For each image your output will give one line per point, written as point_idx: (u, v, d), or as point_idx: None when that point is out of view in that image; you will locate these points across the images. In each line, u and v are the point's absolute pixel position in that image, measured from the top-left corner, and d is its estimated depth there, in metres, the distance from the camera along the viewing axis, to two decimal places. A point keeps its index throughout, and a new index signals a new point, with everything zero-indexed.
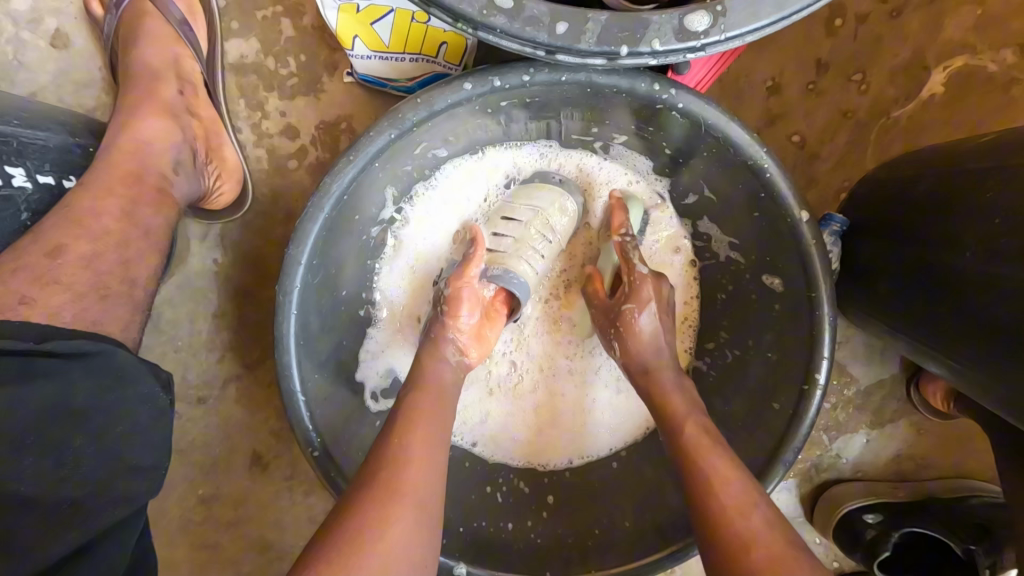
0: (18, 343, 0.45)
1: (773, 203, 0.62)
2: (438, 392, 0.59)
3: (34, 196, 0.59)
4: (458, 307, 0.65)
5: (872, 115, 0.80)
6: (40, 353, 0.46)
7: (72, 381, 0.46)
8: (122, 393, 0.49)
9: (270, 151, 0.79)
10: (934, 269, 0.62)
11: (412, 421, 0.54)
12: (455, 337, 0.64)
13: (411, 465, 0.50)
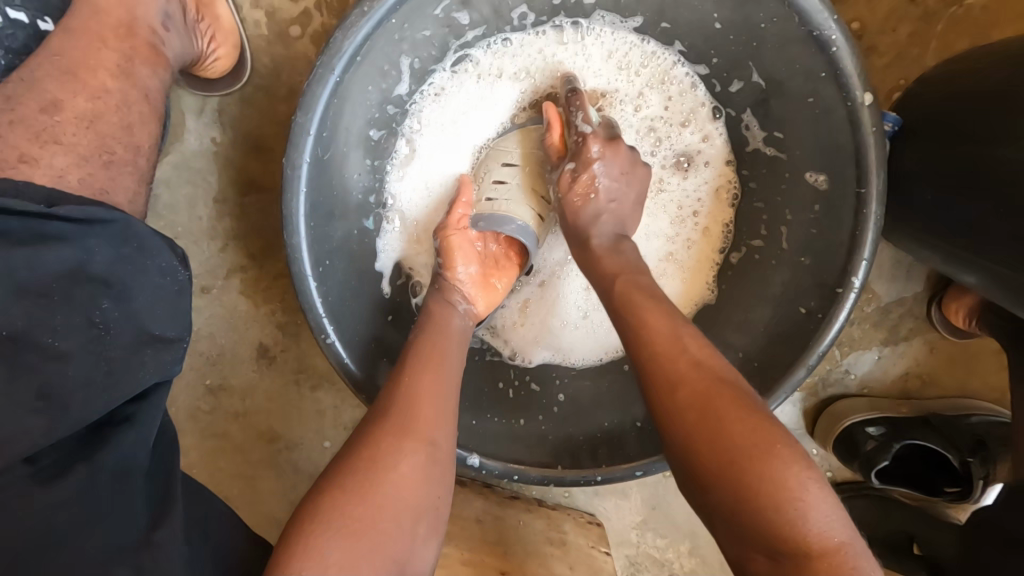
0: (25, 204, 0.40)
1: (834, 84, 0.56)
2: (447, 337, 0.61)
3: (7, 32, 0.55)
4: (452, 257, 0.67)
5: (938, 3, 0.72)
6: (48, 217, 0.41)
7: (88, 246, 0.42)
8: (139, 264, 0.45)
9: (270, 14, 0.71)
10: (994, 167, 0.58)
11: (423, 366, 0.56)
12: (459, 288, 0.67)
13: (422, 405, 0.53)
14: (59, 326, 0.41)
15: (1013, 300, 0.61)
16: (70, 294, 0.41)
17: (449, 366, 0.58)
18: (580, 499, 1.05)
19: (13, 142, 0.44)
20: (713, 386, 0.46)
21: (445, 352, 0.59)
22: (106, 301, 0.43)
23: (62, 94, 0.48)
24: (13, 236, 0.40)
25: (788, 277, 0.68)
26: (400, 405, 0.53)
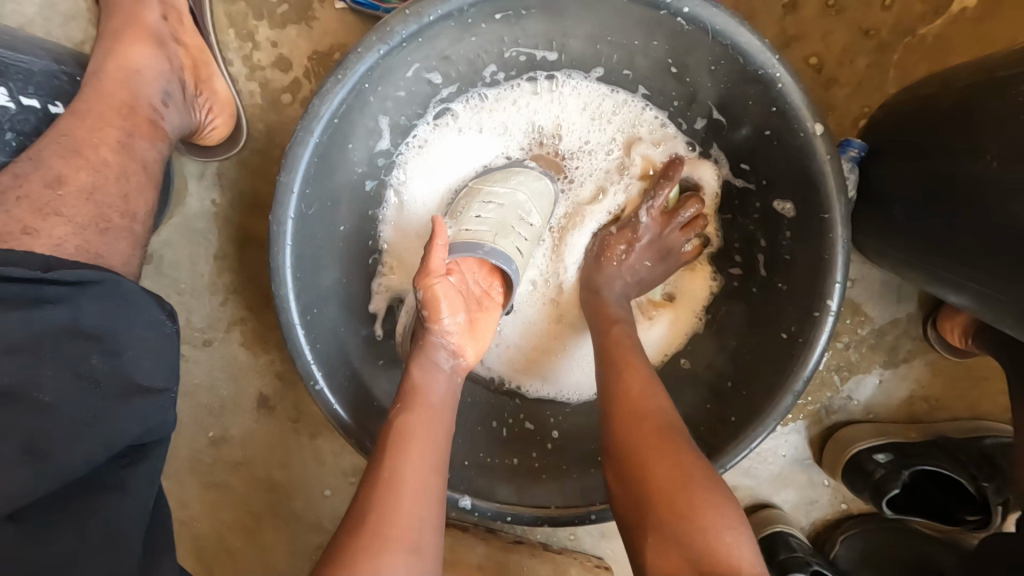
0: (20, 271, 0.44)
1: (783, 116, 0.59)
2: (431, 407, 0.56)
3: (19, 117, 0.60)
4: (437, 310, 0.59)
5: (894, 34, 0.75)
6: (45, 281, 0.45)
7: (81, 308, 0.45)
8: (129, 319, 0.48)
9: (263, 85, 0.77)
10: (954, 181, 0.59)
11: (403, 441, 0.52)
12: (445, 341, 0.60)
13: (403, 500, 0.49)
14: (49, 380, 0.43)
15: (994, 315, 0.61)
16: (63, 348, 0.44)
17: (433, 450, 0.53)
18: (586, 543, 1.02)
19: (18, 215, 0.49)
20: (639, 437, 0.49)
21: (427, 431, 0.54)
22: (99, 357, 0.46)
23: (65, 170, 0.53)
24: (17, 299, 0.43)
25: (768, 304, 0.70)
26: (378, 511, 0.48)
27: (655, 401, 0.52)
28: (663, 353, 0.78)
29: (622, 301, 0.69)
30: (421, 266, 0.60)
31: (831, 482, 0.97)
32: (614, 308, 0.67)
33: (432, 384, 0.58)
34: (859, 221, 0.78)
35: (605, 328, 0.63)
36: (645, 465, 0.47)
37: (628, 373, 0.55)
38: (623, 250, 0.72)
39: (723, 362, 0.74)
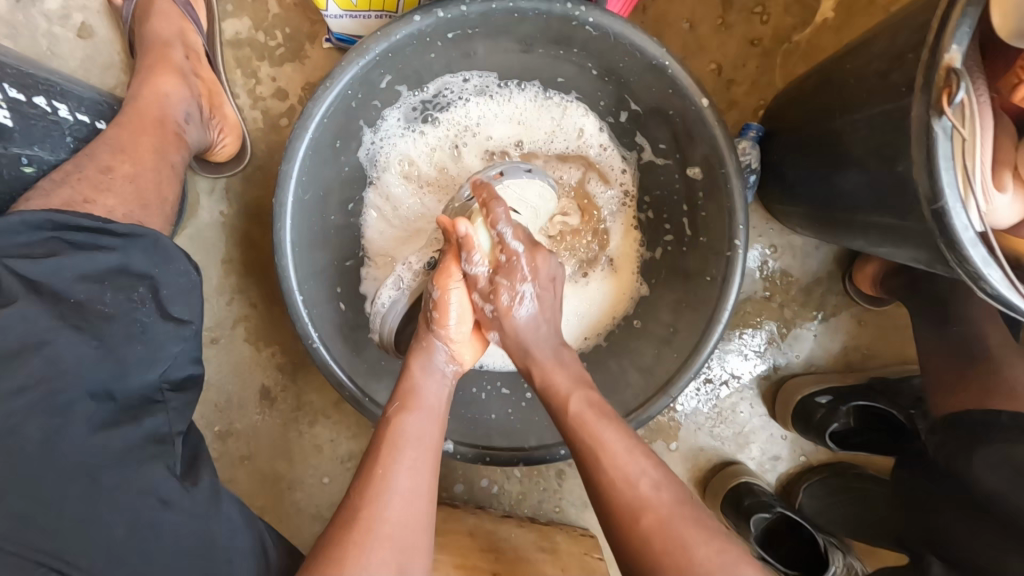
0: (89, 220, 0.56)
1: (680, 96, 0.74)
2: (420, 411, 0.66)
3: (76, 127, 0.70)
4: (444, 316, 0.75)
5: (775, 42, 0.93)
6: (105, 230, 0.57)
7: (132, 253, 0.57)
8: (164, 266, 0.59)
9: (265, 112, 0.93)
10: (819, 138, 0.75)
11: (394, 449, 0.61)
12: (444, 346, 0.75)
13: (394, 501, 0.57)
14: (108, 301, 0.54)
15: (871, 243, 0.74)
16: (116, 284, 0.56)
17: (424, 452, 0.62)
18: (571, 515, 1.09)
19: (79, 193, 0.61)
20: (633, 517, 0.57)
21: (413, 432, 0.64)
22: (143, 291, 0.57)
23: (114, 163, 0.66)
24: (80, 245, 0.55)
25: (693, 259, 0.84)
26: (366, 510, 0.56)
27: (642, 480, 0.59)
28: (611, 316, 0.94)
29: (553, 355, 0.73)
30: (444, 271, 0.75)
31: (787, 435, 1.07)
32: (560, 377, 0.70)
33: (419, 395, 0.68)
34: (765, 194, 0.94)
35: (562, 402, 0.67)
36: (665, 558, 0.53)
37: (604, 436, 0.63)
38: (490, 310, 0.76)
39: (667, 313, 0.87)
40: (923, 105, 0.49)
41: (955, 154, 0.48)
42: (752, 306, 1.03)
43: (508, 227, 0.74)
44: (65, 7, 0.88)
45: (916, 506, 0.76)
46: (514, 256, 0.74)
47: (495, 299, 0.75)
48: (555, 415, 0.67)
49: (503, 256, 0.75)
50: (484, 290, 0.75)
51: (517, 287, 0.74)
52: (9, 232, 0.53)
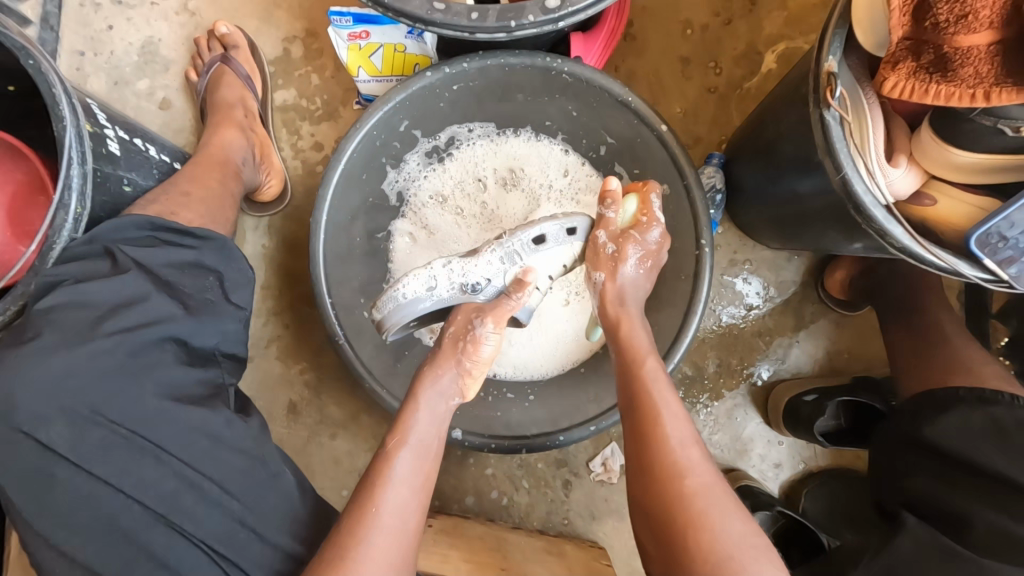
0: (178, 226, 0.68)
1: (644, 125, 0.90)
2: (431, 441, 0.69)
3: (159, 166, 0.85)
4: (478, 346, 0.76)
5: (729, 89, 1.11)
6: (188, 234, 0.68)
7: (205, 253, 0.68)
8: (231, 266, 0.70)
9: (304, 162, 1.11)
10: (763, 155, 0.89)
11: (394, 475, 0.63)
12: (467, 368, 0.76)
13: (387, 531, 0.59)
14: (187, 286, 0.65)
15: (823, 239, 0.86)
16: (190, 273, 0.66)
17: (415, 491, 0.63)
18: (580, 528, 1.11)
19: (166, 208, 0.74)
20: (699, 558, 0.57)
21: (391, 500, 0.61)
22: (211, 283, 0.68)
23: (190, 190, 0.80)
24: (170, 243, 0.67)
25: (670, 263, 0.95)
26: (362, 530, 0.59)
27: (733, 529, 0.58)
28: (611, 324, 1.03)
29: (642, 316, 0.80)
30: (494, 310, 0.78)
31: (784, 440, 1.11)
32: (642, 342, 0.75)
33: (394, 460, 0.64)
34: (737, 213, 1.07)
35: (639, 359, 0.73)
36: (689, 530, 0.58)
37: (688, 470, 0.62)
38: (599, 277, 0.81)
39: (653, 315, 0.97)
40: (817, 101, 0.63)
41: (846, 136, 0.61)
42: (736, 315, 1.12)
43: (614, 211, 0.81)
44: (151, 87, 1.10)
45: (886, 471, 0.78)
46: (632, 238, 0.80)
47: (617, 266, 0.80)
48: (634, 435, 0.67)
49: (597, 242, 0.82)
50: (615, 230, 0.81)
51: (644, 243, 0.80)
52: (123, 230, 0.65)
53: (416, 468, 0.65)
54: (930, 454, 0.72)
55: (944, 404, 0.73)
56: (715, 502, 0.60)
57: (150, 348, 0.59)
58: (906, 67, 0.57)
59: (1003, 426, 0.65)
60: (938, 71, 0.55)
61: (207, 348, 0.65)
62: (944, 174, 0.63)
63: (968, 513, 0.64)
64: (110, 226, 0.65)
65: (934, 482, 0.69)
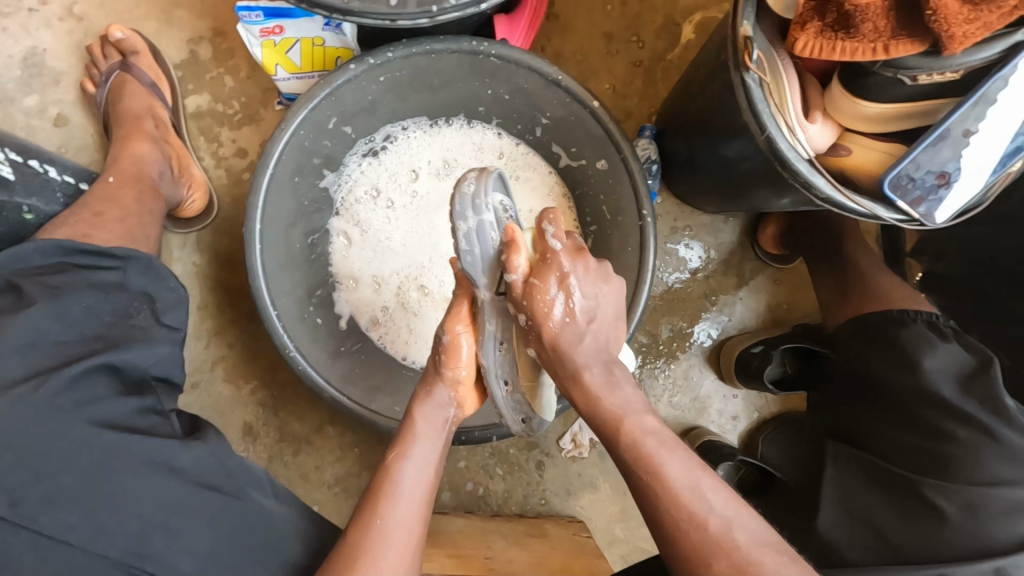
0: (89, 243, 0.69)
1: (576, 102, 0.91)
2: (430, 451, 0.72)
3: (66, 188, 0.81)
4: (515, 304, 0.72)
5: (652, 62, 1.13)
6: (104, 253, 0.69)
7: (128, 274, 0.71)
8: (158, 283, 0.73)
9: (228, 170, 1.05)
10: (689, 123, 0.93)
11: (380, 492, 0.65)
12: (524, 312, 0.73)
13: (381, 533, 0.61)
14: (106, 313, 0.66)
15: (755, 200, 0.91)
16: (117, 303, 0.68)
17: (414, 499, 0.65)
18: (558, 506, 1.13)
19: (78, 230, 0.72)
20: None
21: (396, 537, 0.61)
22: (140, 303, 0.71)
23: (104, 209, 0.77)
24: (86, 266, 0.69)
25: (615, 235, 0.98)
26: (360, 538, 0.60)
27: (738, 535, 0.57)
28: None
29: (605, 375, 0.70)
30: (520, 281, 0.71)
31: (738, 393, 1.17)
32: (611, 402, 0.68)
33: (382, 525, 0.61)
34: (672, 184, 1.11)
35: (617, 426, 0.66)
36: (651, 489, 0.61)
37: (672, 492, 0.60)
38: (524, 320, 0.72)
39: None
40: (736, 66, 0.65)
41: (767, 96, 0.64)
42: (683, 281, 1.17)
43: (553, 227, 0.72)
44: (41, 103, 1.00)
45: (824, 403, 0.89)
46: (553, 256, 0.71)
47: (530, 305, 0.70)
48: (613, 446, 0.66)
49: (547, 258, 0.71)
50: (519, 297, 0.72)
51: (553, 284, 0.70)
52: (25, 260, 0.65)
53: (422, 466, 0.69)
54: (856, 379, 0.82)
55: (870, 337, 0.82)
56: (657, 456, 0.63)
57: (84, 380, 0.60)
58: (813, 27, 0.60)
59: (906, 353, 0.76)
60: (841, 28, 0.59)
61: (139, 371, 0.66)
62: (855, 125, 0.67)
63: (869, 432, 0.77)
64: (13, 254, 0.64)
65: (848, 407, 0.82)
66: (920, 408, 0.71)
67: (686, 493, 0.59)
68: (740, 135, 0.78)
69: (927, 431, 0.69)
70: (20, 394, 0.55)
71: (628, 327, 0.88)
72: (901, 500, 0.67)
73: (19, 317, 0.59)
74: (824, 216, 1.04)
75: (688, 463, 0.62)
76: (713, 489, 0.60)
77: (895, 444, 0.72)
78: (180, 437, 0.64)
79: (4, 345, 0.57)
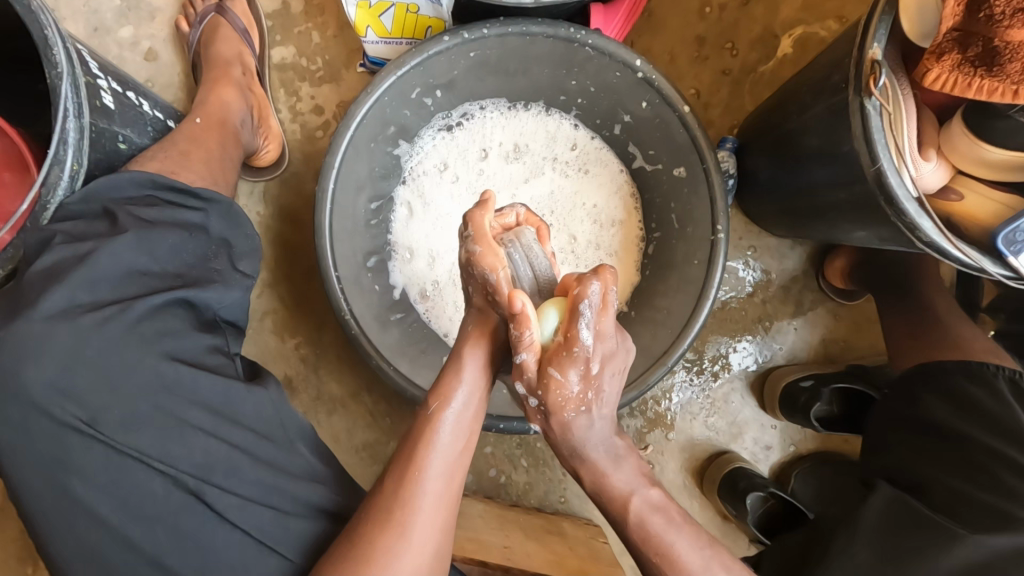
0: (179, 183, 0.69)
1: (665, 103, 0.88)
2: (472, 407, 0.67)
3: (157, 124, 0.84)
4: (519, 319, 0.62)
5: (742, 73, 1.09)
6: (190, 195, 0.70)
7: (211, 222, 0.71)
8: (238, 231, 0.74)
9: (302, 125, 1.05)
10: (779, 140, 0.89)
11: (413, 456, 0.62)
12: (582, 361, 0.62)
13: (414, 502, 0.59)
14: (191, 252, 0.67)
15: (834, 231, 0.87)
16: (203, 246, 0.69)
17: (450, 462, 0.63)
18: (576, 506, 1.12)
19: (166, 166, 0.73)
20: None
21: (426, 502, 0.60)
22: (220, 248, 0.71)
23: (190, 149, 0.78)
24: (173, 204, 0.69)
25: (680, 245, 0.95)
26: (391, 506, 0.59)
27: None
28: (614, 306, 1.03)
29: (615, 449, 0.68)
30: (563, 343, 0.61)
31: (776, 424, 1.14)
32: (617, 480, 0.66)
33: (420, 481, 0.60)
34: (745, 203, 1.07)
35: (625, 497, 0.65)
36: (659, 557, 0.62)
37: (671, 553, 0.62)
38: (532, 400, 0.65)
39: (661, 297, 0.97)
40: (856, 90, 0.62)
41: (885, 127, 0.61)
42: (738, 301, 1.13)
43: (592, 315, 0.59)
44: (135, 36, 1.02)
45: (875, 441, 0.85)
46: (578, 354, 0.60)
47: (545, 397, 0.63)
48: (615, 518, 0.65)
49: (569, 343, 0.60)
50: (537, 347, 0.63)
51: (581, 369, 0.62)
52: (119, 189, 0.66)
53: (458, 430, 0.64)
54: (922, 429, 0.79)
55: (941, 387, 0.79)
56: (660, 530, 0.63)
57: (159, 314, 0.61)
58: (950, 60, 0.57)
59: (987, 413, 0.73)
60: (983, 65, 0.56)
61: (211, 312, 0.66)
62: (973, 169, 0.64)
63: (935, 483, 0.73)
64: (109, 184, 0.65)
65: (913, 455, 0.78)
66: (997, 468, 0.68)
67: (695, 568, 0.61)
68: (839, 162, 0.74)
69: (1000, 490, 0.67)
70: (102, 319, 0.57)
71: (682, 342, 0.86)
72: (928, 552, 0.66)
73: (106, 247, 0.59)
74: (900, 257, 0.99)
75: (699, 544, 0.63)
76: (723, 565, 0.63)
77: (959, 492, 0.70)
78: (243, 380, 0.65)
79: (91, 272, 0.58)
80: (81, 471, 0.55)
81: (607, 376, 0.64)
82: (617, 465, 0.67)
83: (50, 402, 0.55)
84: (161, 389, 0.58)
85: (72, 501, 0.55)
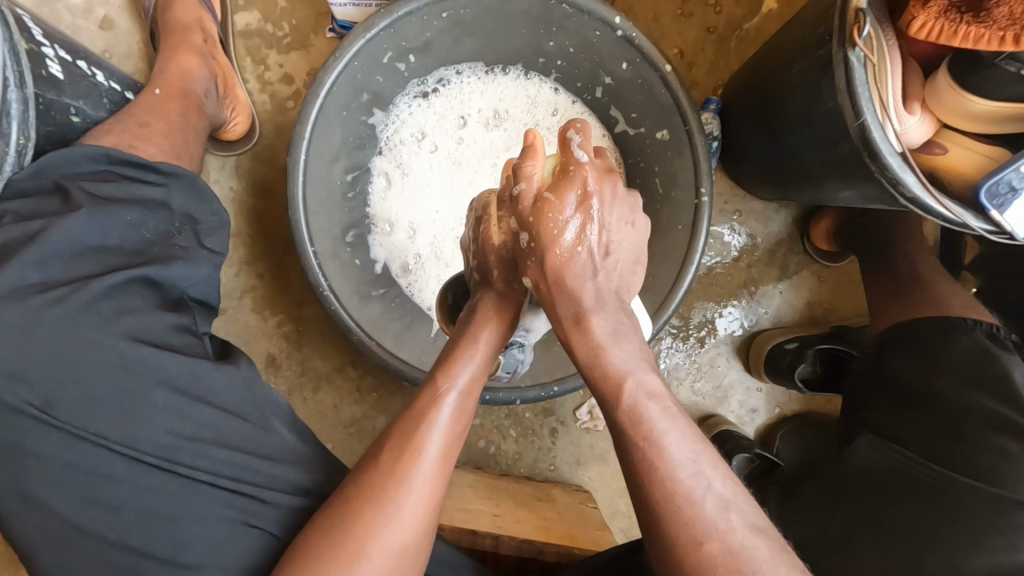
0: (136, 157, 0.67)
1: (645, 62, 0.85)
2: (473, 392, 0.66)
3: (113, 95, 0.79)
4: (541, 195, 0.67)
5: (728, 30, 1.06)
6: (149, 168, 0.67)
7: (173, 197, 0.69)
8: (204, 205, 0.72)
9: (272, 96, 1.01)
10: (763, 99, 0.87)
11: (410, 434, 0.61)
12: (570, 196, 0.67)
13: (408, 480, 0.58)
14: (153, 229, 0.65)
15: (816, 191, 0.86)
16: (166, 222, 0.67)
17: (448, 444, 0.62)
18: (565, 473, 1.13)
19: (123, 139, 0.69)
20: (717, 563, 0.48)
21: (418, 484, 0.58)
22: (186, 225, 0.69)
23: (150, 120, 0.75)
24: (132, 178, 0.66)
25: (664, 210, 0.94)
26: (384, 485, 0.57)
27: (733, 512, 0.52)
28: None
29: (615, 321, 0.64)
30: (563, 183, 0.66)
31: (762, 387, 1.15)
32: (615, 355, 0.61)
33: (416, 460, 0.59)
34: (730, 165, 1.05)
35: (614, 381, 0.59)
36: (643, 458, 0.54)
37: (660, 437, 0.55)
38: (526, 241, 0.67)
39: (645, 264, 0.96)
40: (840, 41, 0.60)
41: (868, 80, 0.59)
42: (724, 266, 1.13)
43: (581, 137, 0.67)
44: (88, 2, 0.96)
45: (853, 408, 0.87)
46: (578, 170, 0.66)
47: (538, 223, 0.65)
48: (605, 398, 0.59)
49: (570, 170, 0.66)
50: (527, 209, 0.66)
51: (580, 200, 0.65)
52: (74, 164, 0.63)
53: (459, 417, 0.64)
54: (892, 388, 0.80)
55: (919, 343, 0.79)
56: (652, 413, 0.57)
57: (122, 292, 0.59)
58: (937, 6, 0.55)
59: (961, 367, 0.73)
60: (969, 11, 0.54)
61: (178, 289, 0.65)
62: (956, 122, 0.63)
63: (910, 439, 0.74)
64: (60, 158, 0.62)
65: (886, 416, 0.79)
66: (967, 419, 0.69)
67: (685, 469, 0.53)
68: (823, 119, 0.73)
69: (967, 440, 0.68)
70: (62, 300, 0.55)
71: (666, 309, 0.85)
72: (914, 505, 0.67)
73: (59, 225, 0.57)
74: (884, 216, 0.98)
75: (689, 436, 0.56)
76: (712, 464, 0.55)
77: (932, 445, 0.71)
78: (212, 358, 0.64)
79: (46, 251, 0.56)
80: (51, 456, 0.54)
81: (613, 217, 0.66)
82: (625, 347, 0.62)
83: (12, 387, 0.54)
84: (129, 370, 0.56)
85: (43, 486, 0.54)
